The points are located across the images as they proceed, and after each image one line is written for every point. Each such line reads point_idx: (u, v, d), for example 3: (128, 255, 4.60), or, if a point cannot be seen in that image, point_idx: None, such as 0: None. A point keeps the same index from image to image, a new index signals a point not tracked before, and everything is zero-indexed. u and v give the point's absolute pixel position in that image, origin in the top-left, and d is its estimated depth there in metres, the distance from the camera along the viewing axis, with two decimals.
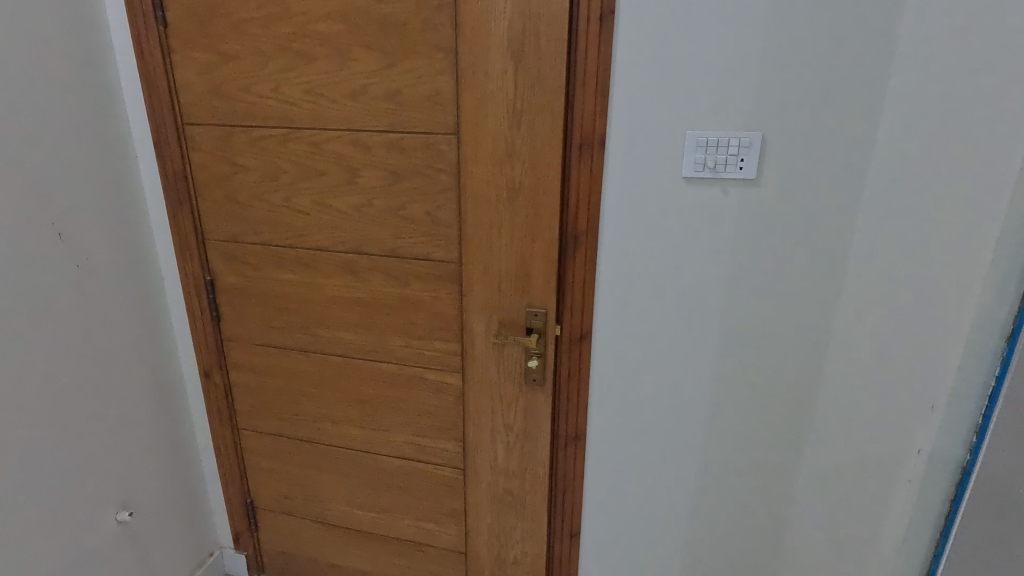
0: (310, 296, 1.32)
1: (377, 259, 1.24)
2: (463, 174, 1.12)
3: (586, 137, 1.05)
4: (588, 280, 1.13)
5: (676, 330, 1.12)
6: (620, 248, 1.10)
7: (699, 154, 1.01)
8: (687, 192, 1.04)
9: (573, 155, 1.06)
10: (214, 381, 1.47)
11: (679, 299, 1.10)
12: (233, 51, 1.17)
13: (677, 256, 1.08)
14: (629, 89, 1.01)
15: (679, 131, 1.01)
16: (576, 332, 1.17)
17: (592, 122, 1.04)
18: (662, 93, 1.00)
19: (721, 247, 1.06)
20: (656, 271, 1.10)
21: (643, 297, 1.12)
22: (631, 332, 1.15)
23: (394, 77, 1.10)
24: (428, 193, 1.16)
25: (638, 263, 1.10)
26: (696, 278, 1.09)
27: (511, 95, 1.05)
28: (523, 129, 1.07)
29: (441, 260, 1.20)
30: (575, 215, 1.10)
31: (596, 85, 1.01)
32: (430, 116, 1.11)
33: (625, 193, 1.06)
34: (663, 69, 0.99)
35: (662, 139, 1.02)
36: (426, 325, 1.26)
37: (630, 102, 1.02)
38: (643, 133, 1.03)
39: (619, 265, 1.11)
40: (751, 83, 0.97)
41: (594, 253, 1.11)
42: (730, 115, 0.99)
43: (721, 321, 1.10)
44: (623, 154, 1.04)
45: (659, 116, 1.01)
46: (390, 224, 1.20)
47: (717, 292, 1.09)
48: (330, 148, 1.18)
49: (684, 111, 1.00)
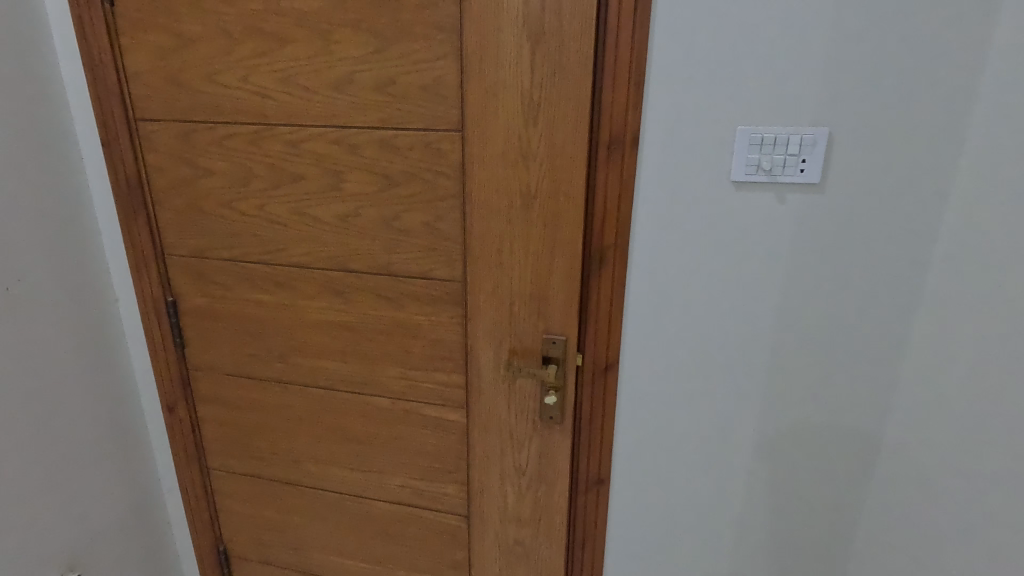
0: (289, 320, 1.13)
1: (366, 277, 1.06)
2: (469, 178, 0.95)
3: (616, 134, 0.88)
4: (616, 303, 0.97)
5: (718, 360, 0.97)
6: (654, 265, 0.94)
7: (752, 155, 0.85)
8: (736, 200, 0.88)
9: (600, 156, 0.89)
10: (179, 416, 1.28)
11: (723, 324, 0.95)
12: (193, 34, 0.98)
13: (721, 275, 0.92)
14: (668, 77, 0.85)
15: (728, 127, 0.85)
16: (600, 362, 1.01)
17: (625, 116, 0.87)
18: (709, 82, 0.84)
19: (775, 264, 0.90)
20: (696, 292, 0.94)
21: (679, 322, 0.96)
22: (665, 362, 0.99)
23: (386, 63, 0.92)
24: (427, 201, 0.98)
25: (676, 283, 0.94)
26: (744, 300, 0.93)
27: (527, 83, 0.88)
28: (541, 125, 0.90)
29: (442, 280, 1.02)
30: (602, 227, 0.93)
31: (630, 71, 0.85)
32: (429, 109, 0.93)
33: (661, 201, 0.90)
34: (710, 52, 0.82)
35: (708, 137, 0.86)
36: (425, 354, 1.08)
37: (669, 93, 0.85)
38: (684, 129, 0.86)
39: (653, 285, 0.95)
40: (817, 69, 0.81)
41: (624, 270, 0.95)
42: (791, 108, 0.83)
43: (771, 349, 0.94)
44: (660, 155, 0.88)
45: (705, 108, 0.85)
46: (381, 236, 1.02)
47: (767, 316, 0.93)
48: (311, 148, 1.00)
49: (736, 103, 0.84)
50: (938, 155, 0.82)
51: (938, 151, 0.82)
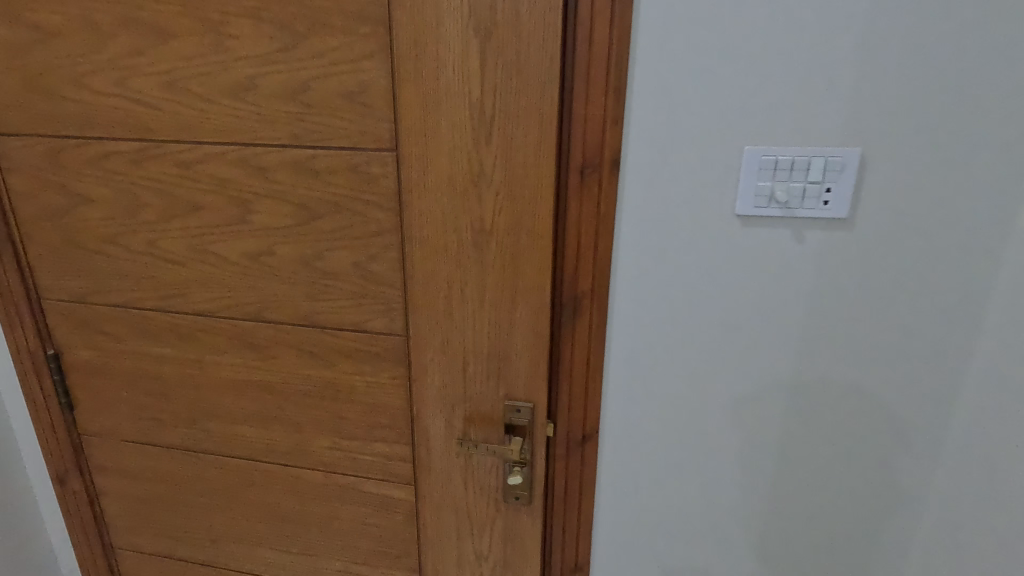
0: (196, 378, 0.93)
1: (287, 328, 0.86)
2: (406, 210, 0.75)
3: (590, 156, 0.69)
4: (594, 362, 0.78)
5: (719, 428, 0.79)
6: (640, 315, 0.76)
7: (762, 181, 0.67)
8: (741, 236, 0.71)
9: (571, 183, 0.70)
10: (72, 488, 1.06)
11: (725, 386, 0.77)
12: (53, 25, 0.77)
13: (722, 328, 0.75)
14: (656, 85, 0.67)
15: (731, 148, 0.68)
16: (575, 432, 0.82)
17: (601, 134, 0.68)
18: (706, 91, 0.66)
19: (789, 316, 0.73)
20: (691, 348, 0.76)
21: (672, 383, 0.78)
22: (654, 430, 0.81)
23: (297, 64, 0.72)
24: (356, 237, 0.78)
25: (666, 337, 0.76)
26: (750, 358, 0.75)
27: (476, 91, 0.69)
28: (495, 144, 0.70)
29: (379, 333, 0.82)
30: (575, 272, 0.74)
31: (607, 76, 0.66)
32: (353, 123, 0.73)
33: (648, 238, 0.73)
34: (708, 53, 0.65)
35: (706, 160, 0.68)
36: (362, 420, 0.88)
37: (656, 105, 0.68)
38: (676, 149, 0.69)
39: (639, 339, 0.77)
40: (844, 74, 0.63)
41: (603, 323, 0.76)
42: (811, 123, 0.65)
43: (783, 416, 0.77)
44: (647, 181, 0.70)
45: (704, 124, 0.67)
46: (302, 279, 0.82)
47: (779, 377, 0.76)
48: (209, 171, 0.79)
49: (741, 117, 0.66)
50: (995, 183, 0.65)
51: (995, 178, 0.65)
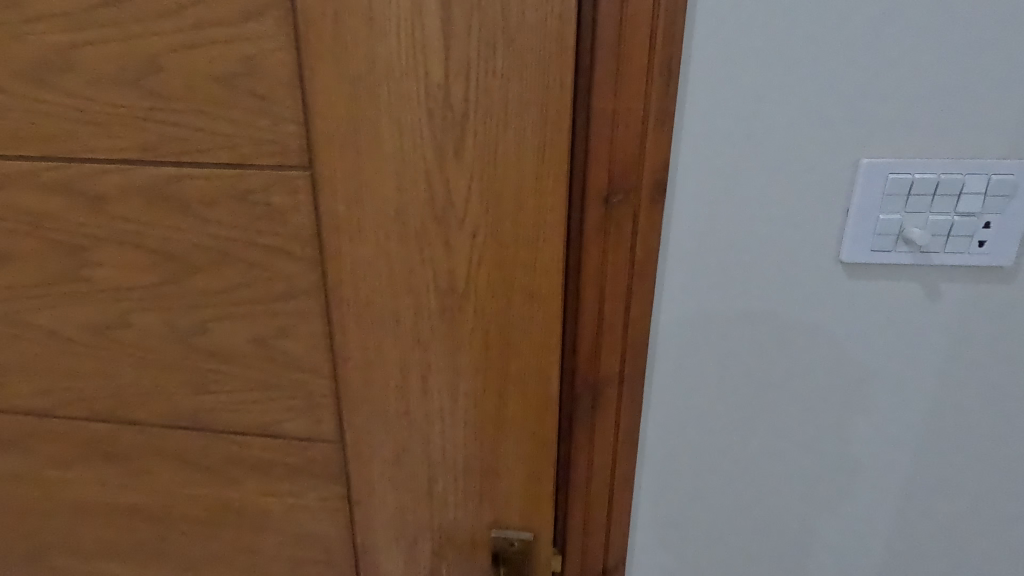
0: (32, 501, 0.63)
1: (160, 433, 0.57)
2: (332, 261, 0.48)
3: (622, 178, 0.45)
4: (622, 472, 0.54)
5: (790, 543, 0.58)
6: (690, 401, 0.53)
7: (886, 215, 0.45)
8: (839, 291, 0.48)
9: (590, 220, 0.46)
10: None
11: (805, 489, 0.56)
12: None
13: (806, 413, 0.53)
14: (723, 64, 0.43)
15: (835, 163, 0.45)
16: (594, 563, 0.58)
17: (639, 144, 0.44)
18: (803, 77, 0.43)
19: (901, 396, 0.51)
20: (761, 441, 0.54)
21: (731, 489, 0.56)
22: (706, 550, 0.59)
23: (136, 28, 0.44)
24: (255, 301, 0.51)
25: (726, 429, 0.54)
26: (843, 452, 0.54)
27: (438, 73, 0.42)
28: (470, 158, 0.44)
29: (301, 438, 0.55)
30: (595, 350, 0.50)
31: (650, 53, 0.42)
32: (237, 127, 0.45)
33: (705, 294, 0.49)
34: (808, 15, 0.42)
35: (796, 182, 0.46)
36: (283, 554, 0.61)
37: (724, 100, 0.44)
38: (750, 165, 0.45)
39: (686, 434, 0.54)
40: (1020, 47, 0.41)
41: (635, 418, 0.53)
42: (957, 126, 0.43)
43: (883, 524, 0.56)
44: (706, 214, 0.47)
45: (794, 127, 0.44)
46: (178, 363, 0.54)
47: (882, 476, 0.54)
48: (14, 200, 0.50)
49: (851, 117, 0.44)
50: None
51: None
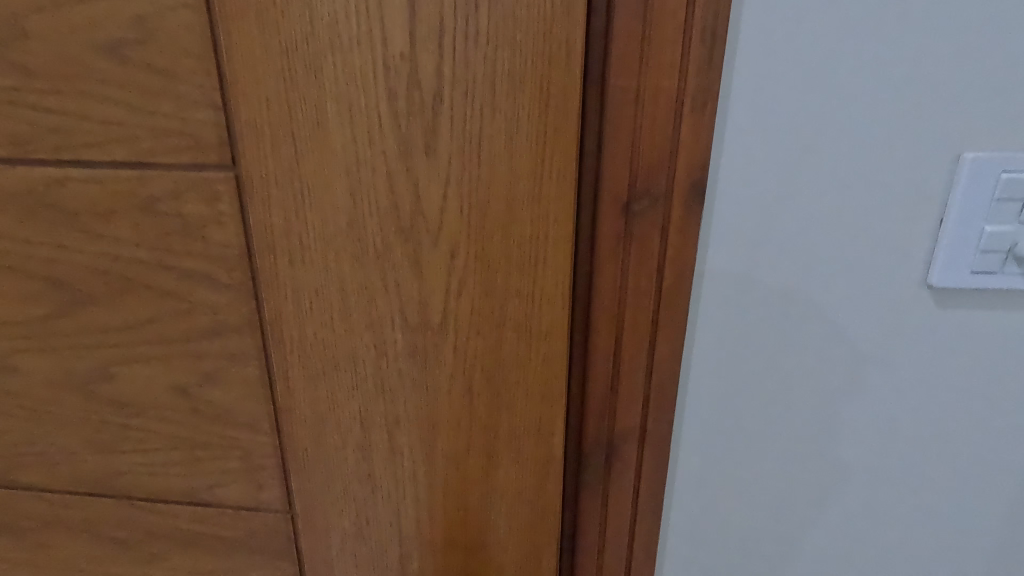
0: None
1: (62, 501, 0.46)
2: (268, 289, 0.37)
3: (647, 179, 0.34)
4: (642, 543, 0.44)
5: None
6: (727, 458, 0.42)
7: (994, 226, 0.35)
8: (923, 321, 0.38)
9: (605, 235, 0.35)
10: None
11: (862, 560, 0.45)
12: None
13: (870, 472, 0.42)
14: (786, 23, 0.32)
15: (927, 157, 0.34)
16: None
17: (669, 133, 0.33)
18: (893, 39, 0.32)
19: (992, 449, 0.41)
20: (813, 505, 0.43)
21: (772, 562, 0.46)
22: None
23: None
24: (170, 341, 0.39)
25: (770, 494, 0.43)
26: (916, 516, 0.43)
27: (400, 39, 0.31)
28: (445, 156, 0.33)
29: (238, 506, 0.44)
30: (609, 398, 0.39)
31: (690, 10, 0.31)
32: (132, 113, 0.34)
33: (750, 329, 0.38)
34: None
35: (875, 182, 0.35)
36: None
37: (784, 72, 0.32)
38: (816, 162, 0.34)
39: (721, 501, 0.43)
40: None
41: (659, 479, 0.42)
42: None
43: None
44: (756, 228, 0.36)
45: (878, 109, 0.33)
46: (79, 416, 0.43)
47: (962, 542, 0.44)
48: None
49: (952, 94, 0.33)
50: None
51: None
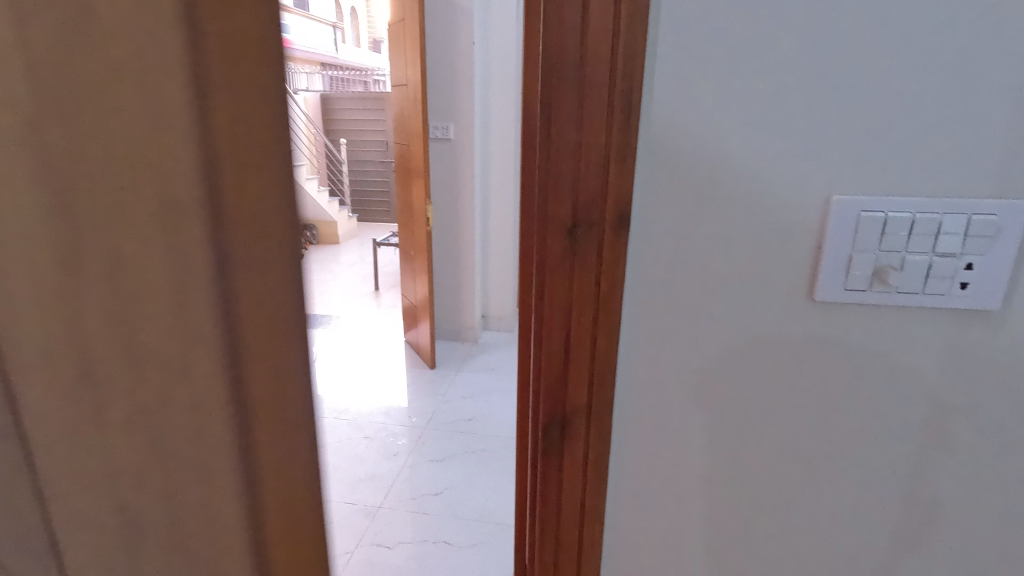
0: None
1: None
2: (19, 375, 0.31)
3: (588, 202, 0.67)
4: (596, 409, 0.76)
5: (756, 489, 0.77)
6: (657, 353, 0.74)
7: (859, 251, 0.65)
8: (753, 278, 0.69)
9: (570, 230, 0.68)
10: None
11: (749, 432, 0.75)
12: None
13: (745, 370, 0.73)
14: (682, 123, 0.65)
15: (811, 202, 0.65)
16: (577, 473, 0.80)
17: (599, 193, 0.66)
18: (735, 131, 0.64)
19: (831, 364, 0.70)
20: (720, 392, 0.74)
21: (683, 426, 0.76)
22: (661, 472, 0.79)
23: None
24: None
25: (680, 380, 0.75)
26: (788, 406, 0.73)
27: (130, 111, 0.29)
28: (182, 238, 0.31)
29: None
30: (572, 319, 0.71)
31: (607, 121, 0.63)
32: None
33: (668, 277, 0.71)
34: (709, 114, 0.64)
35: (727, 204, 0.67)
36: None
37: (657, 153, 0.67)
38: (697, 190, 0.67)
39: (655, 383, 0.75)
40: (951, 130, 0.60)
41: (607, 370, 0.73)
42: (839, 182, 0.64)
43: (829, 474, 0.74)
44: (655, 223, 0.70)
45: (716, 164, 0.66)
46: None
47: (818, 426, 0.73)
48: None
49: (772, 160, 0.65)
50: None
51: None
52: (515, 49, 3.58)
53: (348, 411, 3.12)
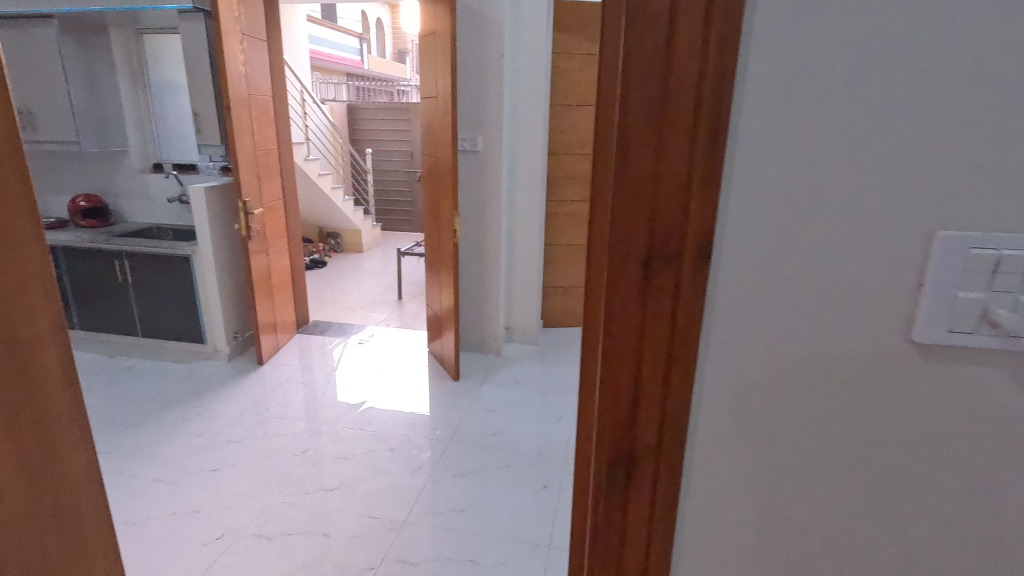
0: None
1: None
2: None
3: (663, 237, 0.62)
4: (665, 460, 0.69)
5: (839, 552, 0.69)
6: (737, 404, 0.66)
7: (965, 292, 0.59)
8: (858, 325, 0.61)
9: (642, 268, 0.63)
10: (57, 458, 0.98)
11: (845, 495, 0.66)
12: None
13: (839, 425, 0.65)
14: (777, 152, 0.58)
15: (917, 236, 0.58)
16: (643, 531, 0.73)
17: (680, 219, 0.61)
18: (838, 161, 0.57)
19: (939, 419, 0.62)
20: (807, 448, 0.66)
21: (762, 486, 0.68)
22: (736, 533, 0.71)
23: None
24: None
25: (763, 438, 0.67)
26: (886, 466, 0.65)
27: None
28: None
29: None
30: (640, 362, 0.66)
31: (686, 151, 0.59)
32: None
33: (755, 323, 0.63)
34: (801, 133, 0.57)
35: (826, 242, 0.59)
36: None
37: (748, 185, 0.59)
38: (795, 226, 0.59)
39: (731, 438, 0.67)
40: None
41: (679, 418, 0.67)
42: (948, 210, 0.57)
43: (940, 542, 0.65)
44: (741, 262, 0.61)
45: (816, 198, 0.58)
46: None
47: (925, 489, 0.64)
48: None
49: (880, 195, 0.57)
50: None
51: None
52: (544, 61, 3.60)
53: (372, 421, 3.11)
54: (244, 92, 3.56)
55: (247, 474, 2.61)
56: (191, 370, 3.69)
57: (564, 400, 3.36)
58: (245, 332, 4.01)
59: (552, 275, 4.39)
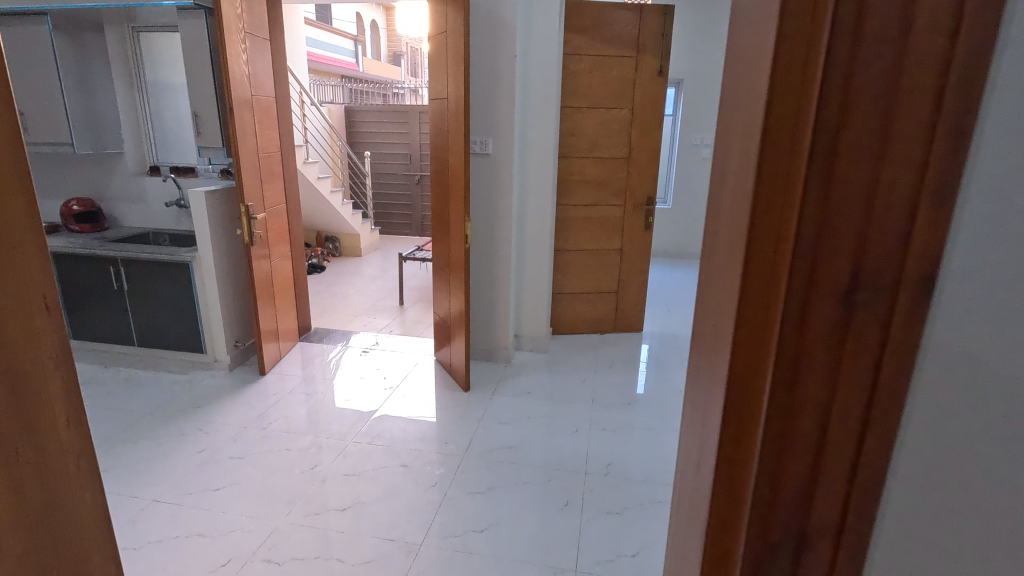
0: None
1: None
2: None
3: (870, 271, 0.45)
4: (841, 556, 0.53)
5: None
6: (952, 491, 0.49)
7: None
8: None
9: (837, 311, 0.46)
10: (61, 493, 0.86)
11: None
12: None
13: None
14: None
15: None
16: None
17: (895, 248, 0.45)
18: None
19: None
20: None
21: None
22: None
23: None
24: None
25: (993, 540, 0.49)
26: None
27: None
28: None
29: None
30: (822, 435, 0.50)
31: (912, 154, 0.43)
32: None
33: (992, 385, 0.46)
34: None
35: None
36: None
37: (997, 198, 0.43)
38: None
39: (940, 533, 0.51)
40: None
41: (864, 506, 0.51)
42: None
43: None
44: (976, 303, 0.45)
45: None
46: None
47: None
48: None
49: None
50: None
51: None
52: (556, 64, 3.51)
53: (382, 435, 3.00)
54: (247, 94, 3.44)
55: (254, 494, 2.49)
56: (191, 381, 3.56)
57: (579, 411, 3.26)
58: (247, 341, 3.87)
59: (561, 281, 4.30)
